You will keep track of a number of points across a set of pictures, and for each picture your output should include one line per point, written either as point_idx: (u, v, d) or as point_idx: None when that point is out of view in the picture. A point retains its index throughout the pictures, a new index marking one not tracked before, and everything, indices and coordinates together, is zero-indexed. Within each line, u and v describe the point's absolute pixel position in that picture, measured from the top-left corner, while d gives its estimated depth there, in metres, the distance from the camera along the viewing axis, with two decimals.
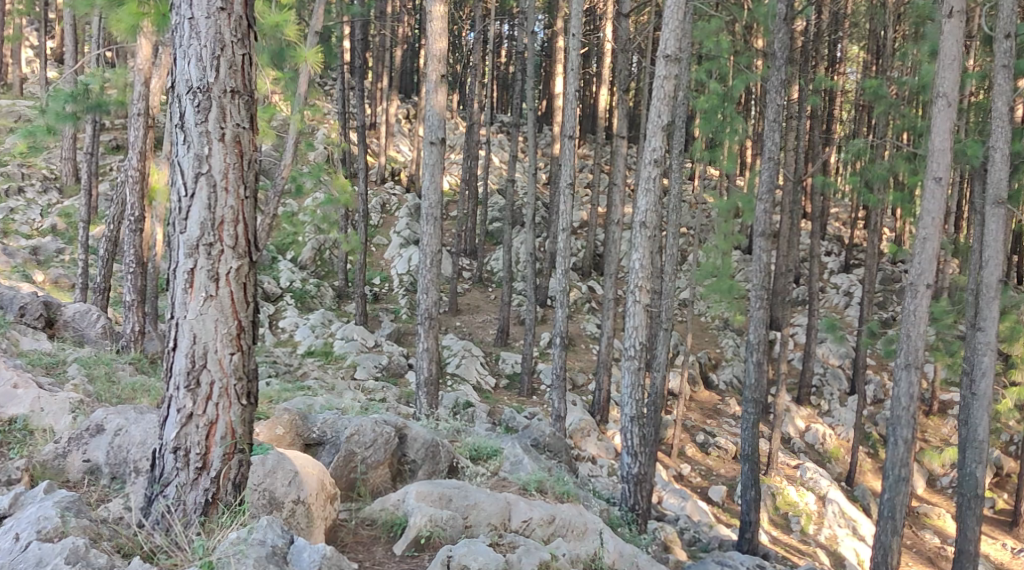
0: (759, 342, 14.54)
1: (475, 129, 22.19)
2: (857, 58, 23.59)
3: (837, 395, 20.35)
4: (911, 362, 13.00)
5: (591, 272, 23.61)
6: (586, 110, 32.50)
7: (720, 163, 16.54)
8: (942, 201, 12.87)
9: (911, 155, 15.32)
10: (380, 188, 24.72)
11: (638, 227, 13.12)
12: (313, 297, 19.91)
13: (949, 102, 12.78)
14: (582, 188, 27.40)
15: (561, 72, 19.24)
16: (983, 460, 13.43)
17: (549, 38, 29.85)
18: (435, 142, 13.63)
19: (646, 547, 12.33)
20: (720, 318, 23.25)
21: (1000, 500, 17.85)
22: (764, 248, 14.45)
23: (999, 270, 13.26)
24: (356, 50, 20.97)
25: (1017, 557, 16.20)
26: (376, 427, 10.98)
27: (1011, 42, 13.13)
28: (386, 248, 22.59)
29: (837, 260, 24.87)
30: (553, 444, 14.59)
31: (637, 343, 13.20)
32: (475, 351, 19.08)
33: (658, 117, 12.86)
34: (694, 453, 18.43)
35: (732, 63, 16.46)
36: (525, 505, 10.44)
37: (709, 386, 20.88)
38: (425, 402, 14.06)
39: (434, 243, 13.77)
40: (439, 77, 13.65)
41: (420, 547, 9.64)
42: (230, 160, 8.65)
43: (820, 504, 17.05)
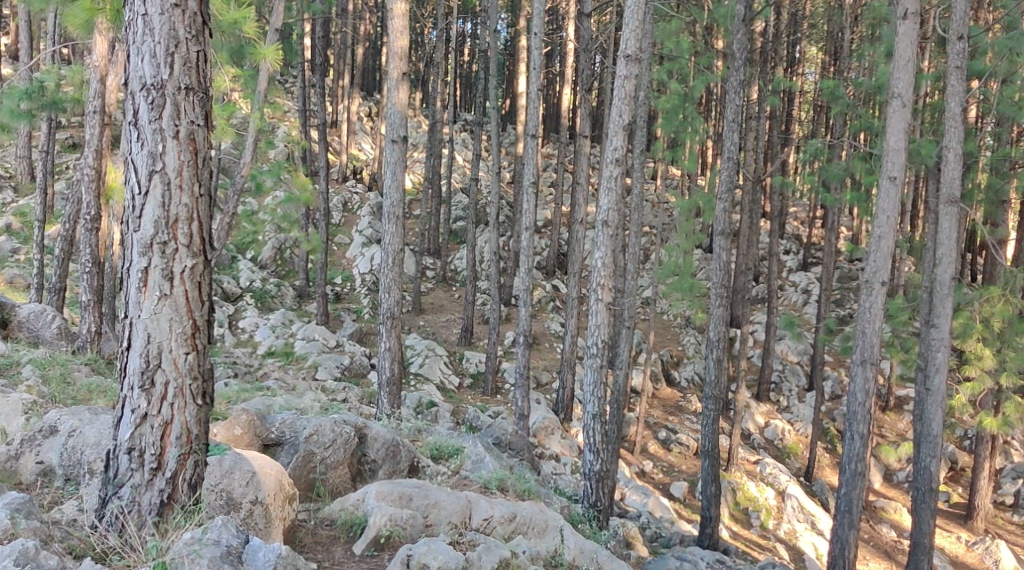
0: (720, 340, 14.65)
1: (438, 127, 22.11)
2: (815, 59, 23.84)
3: (795, 391, 20.62)
4: (867, 358, 13.16)
5: (554, 271, 23.67)
6: (549, 109, 32.63)
7: (681, 163, 16.67)
8: (897, 200, 13.06)
9: (867, 156, 15.52)
10: (342, 186, 24.60)
11: (600, 226, 13.17)
12: (273, 297, 19.78)
13: (904, 103, 12.95)
14: (545, 187, 27.50)
15: (524, 71, 19.24)
16: (938, 454, 13.62)
17: (512, 37, 29.91)
18: (396, 141, 13.59)
19: (608, 543, 12.36)
20: (682, 317, 23.44)
21: (955, 494, 18.15)
22: (724, 247, 14.56)
23: (952, 268, 13.45)
24: (317, 48, 20.82)
25: (971, 550, 16.46)
26: (336, 427, 10.97)
27: (964, 43, 13.29)
28: (348, 248, 22.48)
29: (796, 259, 25.15)
30: (515, 443, 14.64)
31: (600, 341, 13.26)
32: (438, 351, 19.04)
33: (619, 117, 12.93)
34: (656, 450, 18.55)
35: (693, 63, 16.55)
36: (486, 503, 10.46)
37: (671, 384, 21.04)
38: (387, 402, 14.00)
39: (396, 242, 13.75)
40: (400, 74, 13.61)
41: (380, 546, 9.63)
42: (184, 157, 8.58)
43: (779, 499, 17.26)
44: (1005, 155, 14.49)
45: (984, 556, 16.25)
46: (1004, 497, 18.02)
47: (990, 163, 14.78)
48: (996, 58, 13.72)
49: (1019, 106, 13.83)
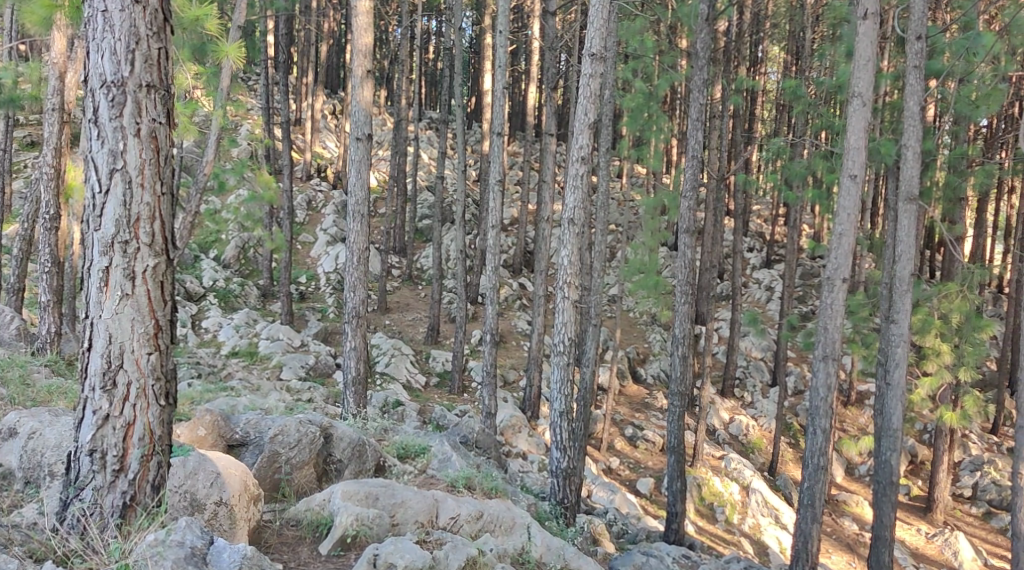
0: (685, 337, 14.78)
1: (404, 125, 22.06)
2: (777, 58, 24.05)
3: (759, 387, 20.86)
4: (828, 354, 13.33)
5: (521, 269, 23.72)
6: (515, 107, 32.67)
7: (646, 161, 16.75)
8: (857, 198, 13.23)
9: (828, 154, 15.74)
10: (306, 185, 24.48)
11: (566, 223, 13.22)
12: (236, 297, 19.64)
13: (864, 102, 13.11)
14: (511, 185, 27.55)
15: (490, 68, 19.22)
16: (898, 448, 13.80)
17: (477, 34, 29.91)
18: (360, 138, 13.56)
19: (574, 540, 12.40)
20: (648, 314, 23.61)
21: (915, 487, 18.42)
22: (689, 244, 14.66)
23: (911, 265, 13.64)
24: (281, 45, 20.68)
25: (931, 542, 16.69)
26: (301, 426, 10.96)
27: (922, 43, 13.50)
28: (312, 246, 22.40)
29: (759, 256, 25.40)
30: (482, 441, 14.70)
31: (567, 338, 13.30)
32: (404, 350, 19.00)
33: (585, 115, 13.01)
34: (623, 447, 18.66)
35: (658, 62, 16.65)
36: (453, 501, 10.49)
37: (637, 380, 21.18)
38: (352, 402, 13.96)
39: (361, 240, 13.71)
40: (365, 72, 13.60)
41: (346, 546, 9.63)
42: (145, 155, 8.51)
43: (743, 494, 17.41)
44: (963, 153, 14.70)
45: (943, 547, 16.49)
46: (963, 490, 18.31)
47: (948, 161, 14.97)
48: (953, 58, 13.89)
49: (977, 105, 13.99)
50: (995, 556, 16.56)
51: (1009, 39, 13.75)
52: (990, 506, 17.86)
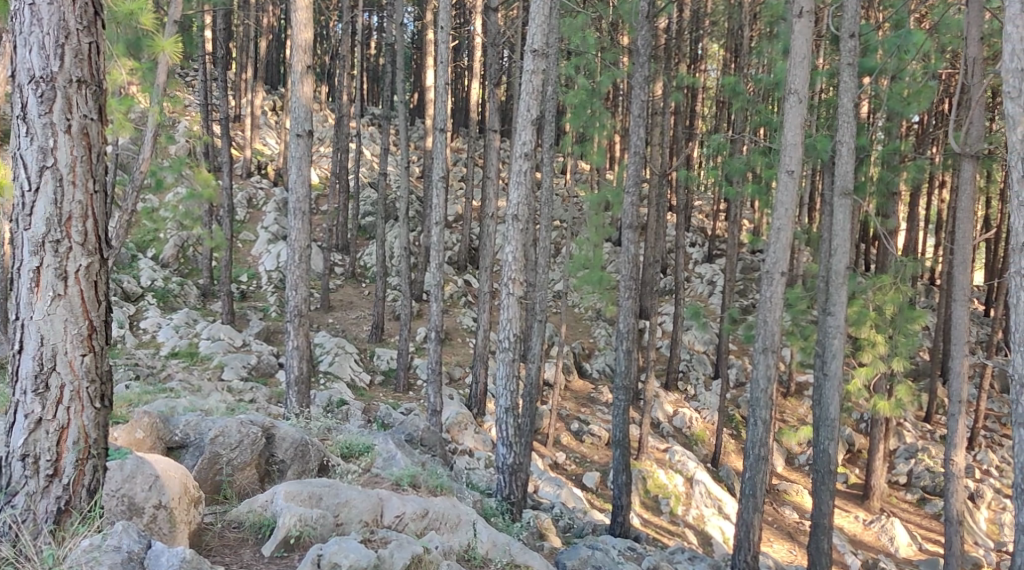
0: (629, 331, 14.90)
1: (346, 121, 21.91)
2: (717, 55, 24.35)
3: (702, 379, 21.15)
4: (768, 346, 13.54)
5: (466, 266, 23.71)
6: (457, 103, 32.63)
7: (589, 157, 16.79)
8: (794, 192, 13.45)
9: (766, 150, 15.99)
10: (246, 182, 24.20)
11: (510, 220, 13.22)
12: (175, 297, 19.35)
13: (800, 98, 13.32)
14: (456, 181, 27.54)
15: (432, 64, 19.05)
16: (835, 437, 14.06)
17: (419, 30, 29.82)
18: (301, 135, 13.44)
19: (520, 535, 12.45)
20: (593, 309, 23.78)
21: (852, 475, 18.79)
22: (632, 240, 14.78)
23: (846, 259, 13.90)
24: (218, 41, 20.37)
25: (869, 529, 17.03)
26: (242, 427, 10.87)
27: (855, 41, 13.75)
28: (253, 244, 22.16)
29: (701, 250, 25.70)
30: (427, 439, 14.73)
31: (512, 334, 13.33)
32: (348, 348, 18.86)
33: (528, 111, 13.04)
34: (569, 441, 18.75)
35: (600, 58, 16.75)
36: (398, 500, 10.53)
37: (583, 375, 21.31)
38: (295, 402, 13.85)
39: (303, 238, 13.61)
40: (304, 67, 13.49)
41: (290, 547, 9.58)
42: (77, 153, 8.35)
43: (687, 485, 17.64)
44: (896, 149, 15.00)
45: (880, 534, 16.85)
46: (898, 477, 18.74)
47: (881, 157, 15.27)
48: (885, 55, 14.21)
49: (908, 102, 14.37)
50: (930, 541, 16.97)
51: (938, 37, 14.11)
52: (924, 492, 18.29)
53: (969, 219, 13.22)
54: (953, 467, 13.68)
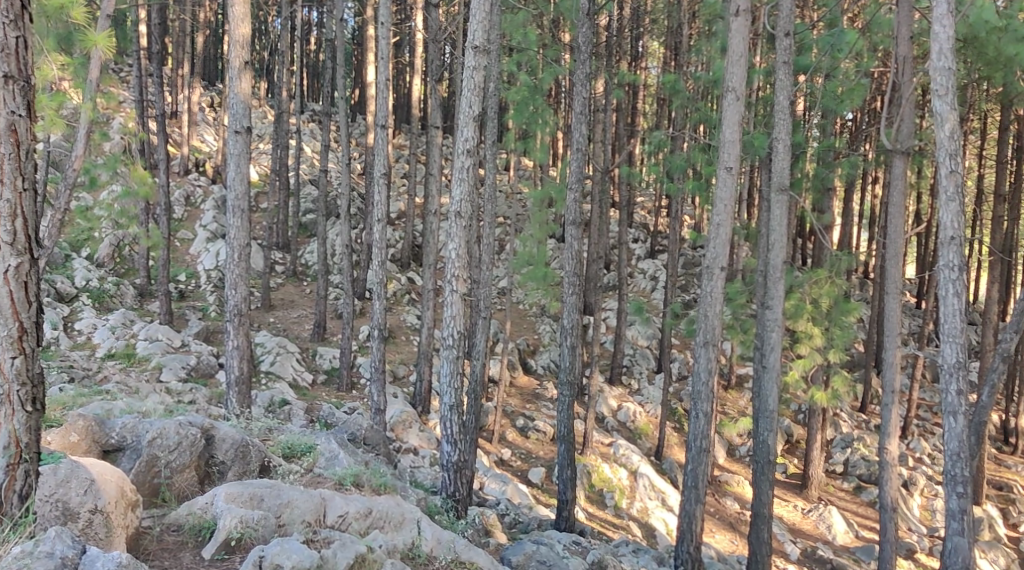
0: (574, 327, 14.97)
1: (285, 118, 21.69)
2: (657, 53, 24.55)
3: (645, 373, 21.36)
4: (709, 340, 13.70)
5: (409, 263, 23.61)
6: (399, 99, 32.48)
7: (532, 155, 16.80)
8: (733, 188, 13.63)
9: (706, 147, 16.17)
10: (184, 180, 23.82)
11: (453, 216, 13.19)
12: (111, 297, 18.99)
13: (738, 96, 13.51)
14: (398, 178, 27.43)
15: (372, 61, 18.92)
16: (775, 428, 14.26)
17: (359, 26, 29.64)
18: (239, 131, 13.32)
19: (464, 532, 12.42)
20: (537, 305, 23.85)
21: (791, 465, 19.07)
22: (576, 236, 14.85)
23: (784, 253, 14.12)
24: (154, 36, 20.01)
25: (807, 517, 17.32)
26: (181, 429, 10.73)
27: (790, 39, 13.98)
28: (191, 243, 21.86)
29: (644, 246, 25.92)
30: (371, 437, 14.71)
31: (455, 332, 13.30)
32: (290, 348, 18.67)
33: (469, 107, 13.04)
34: (514, 438, 18.78)
35: (541, 56, 16.81)
36: (341, 500, 10.46)
37: (528, 371, 21.37)
38: (236, 402, 13.67)
39: (242, 236, 13.44)
40: (242, 63, 13.35)
41: (230, 550, 9.60)
42: (4, 151, 8.47)
43: (631, 478, 17.81)
44: (830, 146, 15.25)
45: (818, 522, 17.17)
46: (835, 466, 19.07)
47: (816, 154, 15.52)
48: (819, 53, 14.45)
49: (841, 99, 14.46)
50: (866, 528, 17.33)
51: (870, 36, 14.42)
52: (860, 480, 18.66)
53: (901, 213, 13.51)
54: (887, 455, 13.97)
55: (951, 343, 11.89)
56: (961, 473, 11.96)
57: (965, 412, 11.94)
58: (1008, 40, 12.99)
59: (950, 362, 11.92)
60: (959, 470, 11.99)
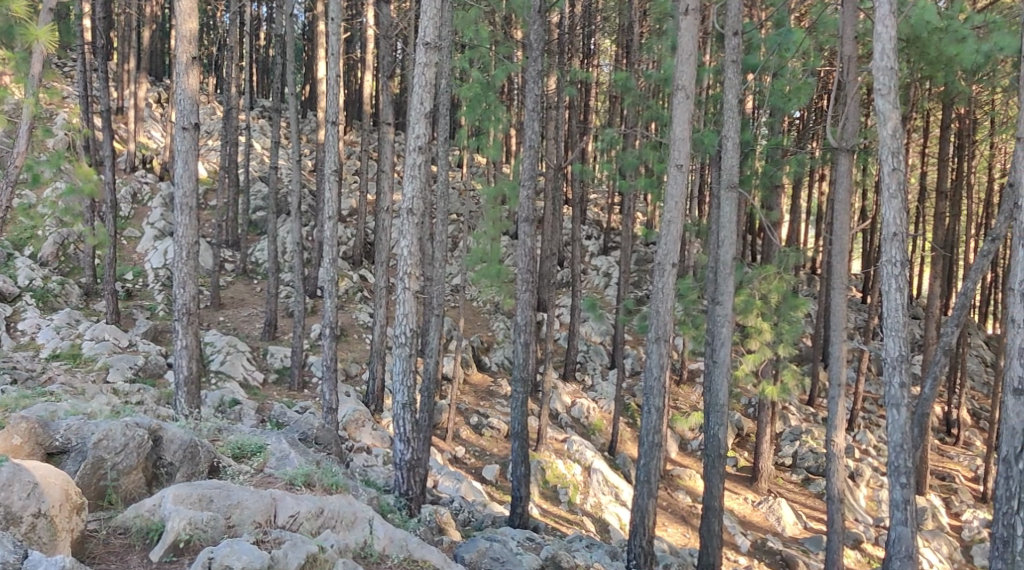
0: (527, 324, 14.99)
1: (235, 114, 21.45)
2: (609, 51, 24.64)
3: (599, 369, 21.46)
4: (660, 336, 13.81)
5: (361, 260, 23.47)
6: (350, 95, 32.26)
7: (486, 152, 16.77)
8: (683, 186, 13.75)
9: (658, 144, 16.27)
10: (130, 176, 23.45)
11: (405, 213, 13.12)
12: (56, 296, 18.66)
13: (687, 94, 13.62)
14: (350, 175, 27.26)
15: (323, 56, 18.75)
16: (725, 422, 14.39)
17: (309, 22, 29.38)
18: (187, 128, 13.15)
19: (417, 530, 12.38)
20: (491, 303, 23.86)
21: (742, 458, 19.26)
22: (529, 233, 14.88)
23: (733, 249, 14.27)
24: (99, 29, 19.66)
25: (757, 510, 17.53)
26: (127, 430, 10.58)
27: (738, 38, 14.12)
28: (139, 241, 21.56)
29: (597, 243, 26.02)
30: (322, 437, 14.62)
31: (408, 329, 13.24)
32: (240, 347, 18.45)
33: (420, 104, 13.01)
34: (468, 435, 18.77)
35: (493, 53, 16.79)
36: (292, 499, 10.36)
37: (482, 368, 21.35)
38: (184, 402, 13.49)
39: (190, 233, 13.27)
40: (189, 59, 13.20)
41: (179, 551, 9.61)
42: None
43: (585, 474, 17.90)
44: (778, 144, 15.44)
45: (767, 514, 17.41)
46: (784, 458, 19.30)
47: (764, 151, 15.69)
48: (767, 52, 14.60)
49: (789, 97, 14.71)
50: (814, 519, 17.61)
51: (816, 36, 14.63)
52: (808, 473, 18.93)
53: (846, 210, 13.72)
54: (834, 447, 14.20)
55: (894, 337, 12.08)
56: (904, 464, 12.18)
57: (907, 404, 12.15)
58: (949, 41, 13.27)
59: (893, 355, 12.11)
60: (902, 461, 12.20)
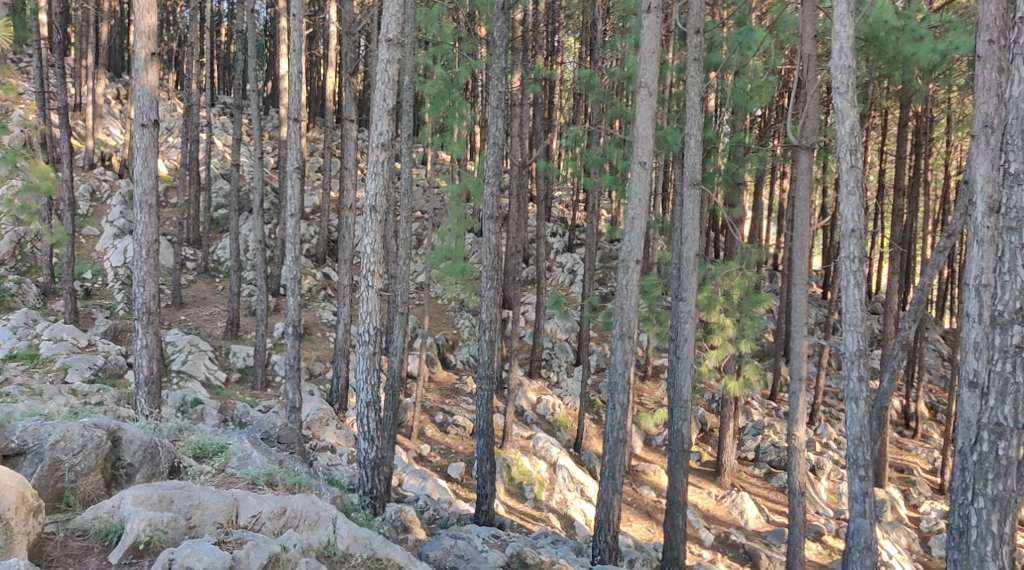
0: (492, 321, 14.97)
1: (195, 110, 21.23)
2: (573, 49, 24.70)
3: (564, 366, 21.50)
4: (625, 333, 13.86)
5: (325, 258, 23.33)
6: (313, 91, 32.08)
7: (450, 149, 16.70)
8: (647, 183, 13.79)
9: (622, 141, 16.33)
10: (89, 174, 23.16)
11: (368, 211, 13.03)
12: (13, 296, 18.36)
13: (650, 92, 13.66)
14: (312, 172, 27.10)
15: (285, 52, 18.58)
16: (688, 418, 14.46)
17: (271, 18, 29.15)
18: (146, 124, 12.99)
19: (381, 528, 12.32)
20: (456, 301, 23.84)
21: (705, 453, 19.39)
22: (494, 230, 14.86)
23: (696, 246, 14.34)
24: (55, 24, 19.35)
25: (721, 504, 17.65)
26: (86, 431, 10.46)
27: (701, 37, 14.20)
28: (97, 240, 21.27)
29: (562, 240, 26.07)
30: (285, 436, 14.57)
31: (372, 328, 13.17)
32: (202, 346, 18.28)
33: (384, 101, 12.95)
34: (433, 433, 18.72)
35: (457, 49, 16.74)
36: (254, 499, 10.29)
37: (447, 366, 21.32)
38: (145, 402, 13.33)
39: (150, 232, 13.10)
40: (148, 54, 13.02)
41: (139, 554, 9.54)
42: None
43: (550, 471, 17.93)
44: (740, 141, 15.54)
45: (731, 508, 17.54)
46: (747, 453, 19.45)
47: (727, 149, 15.80)
48: (729, 51, 14.71)
49: (750, 96, 14.84)
50: (777, 512, 17.77)
51: (777, 35, 14.75)
52: (770, 466, 19.08)
53: (807, 207, 13.85)
54: (795, 441, 14.33)
55: (852, 332, 12.21)
56: (862, 457, 12.30)
57: (866, 398, 12.28)
58: (906, 40, 13.44)
59: (852, 350, 12.25)
60: (861, 454, 12.33)
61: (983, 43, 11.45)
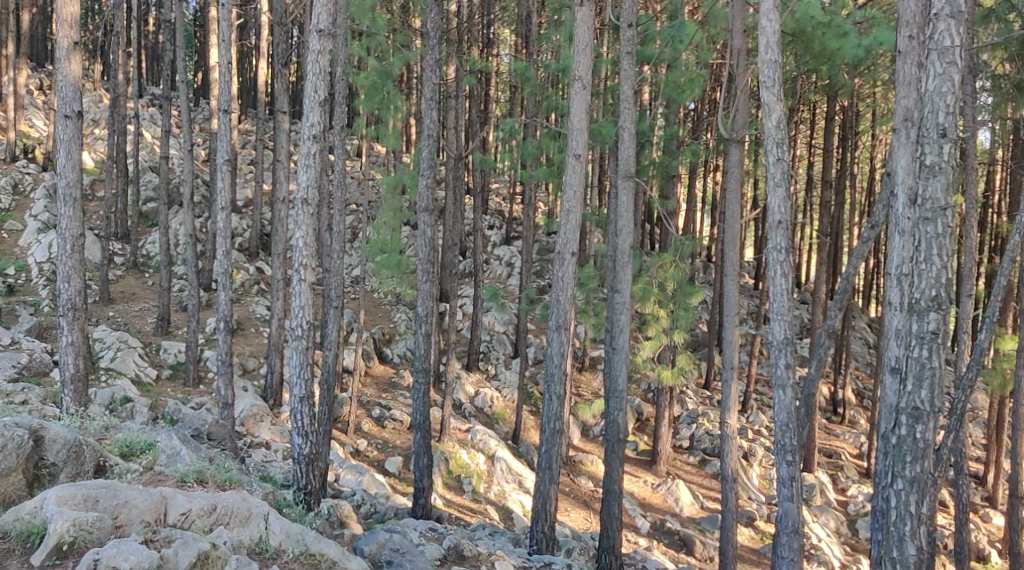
0: (428, 314, 14.89)
1: (122, 101, 20.79)
2: (509, 41, 24.68)
3: (502, 358, 21.51)
4: (561, 324, 13.88)
5: (258, 252, 23.02)
6: (245, 83, 31.63)
7: (385, 141, 16.52)
8: (582, 175, 13.84)
9: (556, 134, 16.35)
10: (11, 167, 22.58)
11: (299, 204, 12.84)
12: None
13: (584, 85, 13.70)
14: (244, 165, 26.73)
15: (215, 43, 18.25)
16: (624, 407, 14.53)
17: (201, 8, 28.63)
18: (69, 115, 12.67)
19: (313, 524, 12.00)
20: (392, 294, 23.73)
21: (641, 442, 19.52)
22: (430, 223, 14.77)
23: (630, 238, 14.42)
24: None
25: (657, 492, 17.82)
26: (6, 430, 10.22)
27: (633, 30, 14.29)
28: (21, 234, 20.75)
29: (499, 233, 26.05)
30: (216, 433, 14.46)
31: (305, 322, 12.97)
32: (131, 343, 17.91)
33: (315, 92, 12.78)
34: (370, 428, 18.58)
35: (391, 41, 16.62)
36: (184, 497, 10.13)
37: (383, 360, 21.20)
38: (71, 401, 13.02)
39: (74, 226, 12.79)
40: (71, 43, 12.70)
41: (63, 554, 9.34)
42: None
43: (488, 463, 17.94)
44: (673, 134, 15.66)
45: (666, 495, 17.72)
46: (682, 441, 19.67)
47: (661, 142, 15.90)
48: (661, 44, 14.76)
49: (682, 89, 14.90)
50: (710, 499, 17.99)
51: (708, 29, 14.84)
52: (704, 454, 19.30)
53: (738, 199, 13.99)
54: (727, 428, 14.49)
55: (780, 321, 12.38)
56: (790, 443, 12.47)
57: (793, 386, 12.47)
58: (832, 35, 13.59)
59: (779, 339, 12.43)
60: (788, 439, 12.49)
61: (903, 39, 11.74)
